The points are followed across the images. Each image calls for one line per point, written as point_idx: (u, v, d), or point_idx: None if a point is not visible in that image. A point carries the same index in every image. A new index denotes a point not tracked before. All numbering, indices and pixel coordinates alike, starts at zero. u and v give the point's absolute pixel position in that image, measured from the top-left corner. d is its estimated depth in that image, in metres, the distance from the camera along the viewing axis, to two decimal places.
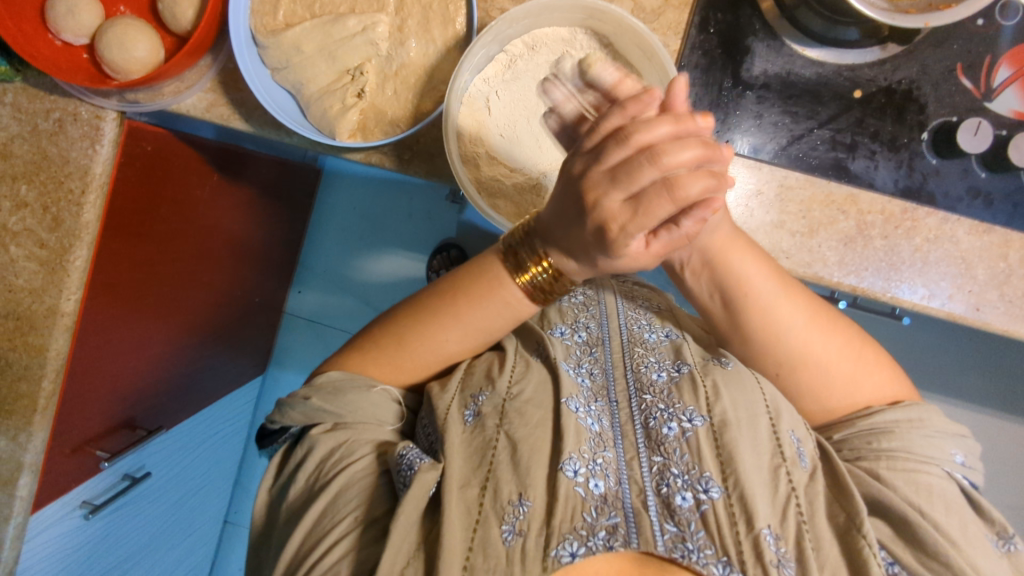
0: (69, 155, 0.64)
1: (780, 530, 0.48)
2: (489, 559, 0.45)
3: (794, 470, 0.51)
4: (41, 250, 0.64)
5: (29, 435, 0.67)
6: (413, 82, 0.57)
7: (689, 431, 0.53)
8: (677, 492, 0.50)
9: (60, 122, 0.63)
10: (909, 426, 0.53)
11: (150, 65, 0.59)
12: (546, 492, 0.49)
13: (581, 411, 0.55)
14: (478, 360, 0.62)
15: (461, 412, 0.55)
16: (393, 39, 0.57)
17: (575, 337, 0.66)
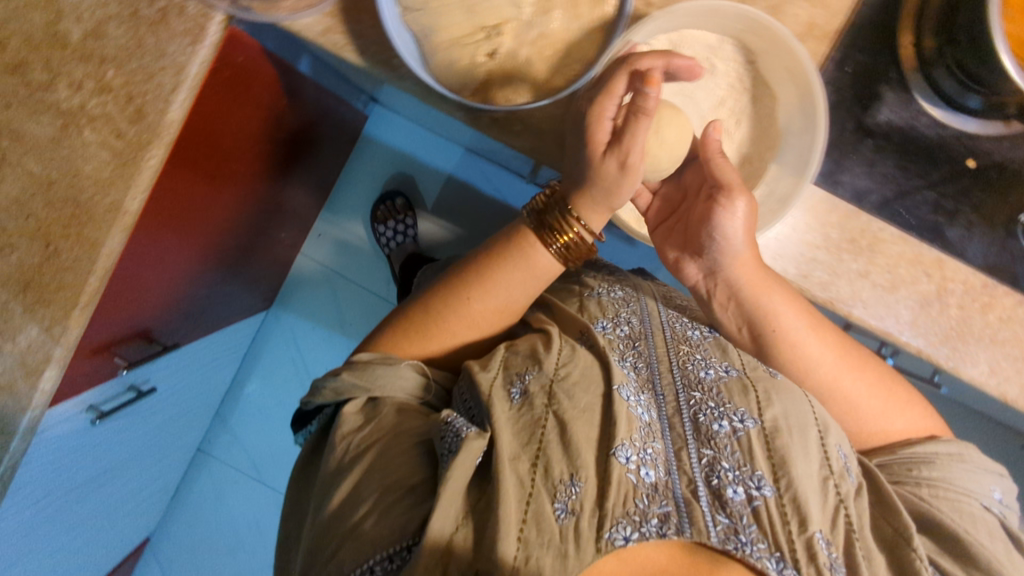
0: (166, 49, 0.60)
1: (830, 534, 0.52)
2: (541, 535, 0.48)
3: (841, 481, 0.55)
4: (117, 141, 0.61)
5: (64, 328, 0.64)
6: (548, 54, 0.55)
7: (740, 430, 0.57)
8: (729, 486, 0.54)
9: (165, 12, 0.59)
10: (950, 459, 0.61)
11: None
12: (598, 469, 0.53)
13: (632, 399, 0.59)
14: (526, 337, 0.66)
15: (506, 390, 0.59)
16: (538, 5, 0.55)
17: (617, 330, 0.70)
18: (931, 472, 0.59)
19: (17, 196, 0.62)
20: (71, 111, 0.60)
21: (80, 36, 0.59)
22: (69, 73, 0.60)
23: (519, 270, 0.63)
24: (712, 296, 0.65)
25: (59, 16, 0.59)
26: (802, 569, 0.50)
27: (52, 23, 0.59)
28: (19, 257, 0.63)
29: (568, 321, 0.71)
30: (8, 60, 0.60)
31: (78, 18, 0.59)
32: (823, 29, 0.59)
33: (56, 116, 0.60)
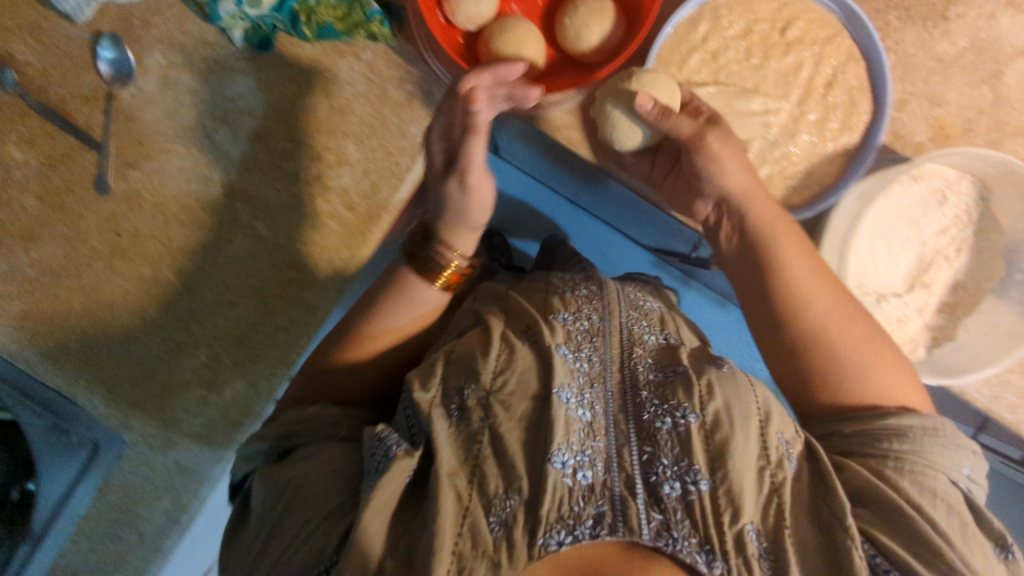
0: (408, 131, 0.62)
1: (761, 524, 0.45)
2: (476, 547, 0.40)
3: (778, 472, 0.46)
4: (348, 213, 0.63)
5: (270, 385, 0.67)
6: (790, 172, 0.57)
7: (682, 426, 0.47)
8: (665, 482, 0.45)
9: (410, 96, 0.61)
10: (925, 433, 0.48)
11: (532, 72, 0.60)
12: (529, 477, 0.43)
13: (573, 402, 0.48)
14: (464, 337, 0.54)
15: (446, 415, 0.47)
16: (786, 127, 0.57)
17: (577, 324, 0.57)
18: (908, 429, 0.49)
19: (242, 256, 0.64)
20: (305, 182, 0.63)
21: (326, 110, 0.62)
22: (311, 144, 0.62)
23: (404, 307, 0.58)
24: (722, 230, 0.56)
25: (307, 89, 0.61)
26: (733, 563, 0.42)
27: (301, 96, 0.61)
28: (235, 315, 0.65)
29: (512, 309, 0.58)
30: (254, 126, 0.62)
31: (326, 93, 0.61)
32: None
33: (292, 184, 0.63)
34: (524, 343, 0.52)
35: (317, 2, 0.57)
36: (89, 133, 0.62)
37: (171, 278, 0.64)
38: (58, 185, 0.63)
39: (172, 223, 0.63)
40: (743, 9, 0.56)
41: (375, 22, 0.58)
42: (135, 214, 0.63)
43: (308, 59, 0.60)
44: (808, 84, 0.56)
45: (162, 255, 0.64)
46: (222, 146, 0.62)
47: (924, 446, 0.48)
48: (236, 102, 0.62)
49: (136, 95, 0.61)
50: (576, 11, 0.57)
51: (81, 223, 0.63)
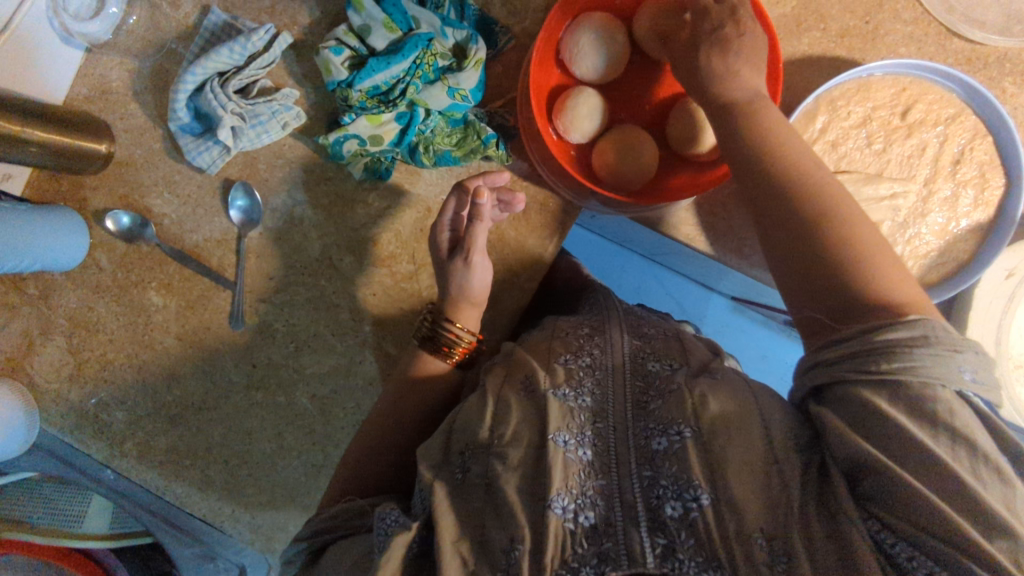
0: (526, 242, 0.63)
1: (774, 527, 0.38)
2: None
3: (789, 468, 0.40)
4: None
5: None
6: (923, 253, 0.56)
7: (676, 443, 0.42)
8: (666, 503, 0.40)
9: (526, 208, 0.63)
10: (922, 345, 0.37)
11: (647, 174, 0.60)
12: (532, 526, 0.41)
13: (571, 444, 0.44)
14: (466, 405, 0.51)
15: (450, 476, 0.47)
16: (915, 208, 0.56)
17: (579, 361, 0.52)
18: (907, 343, 0.38)
19: (373, 377, 0.65)
20: (430, 300, 0.64)
21: None
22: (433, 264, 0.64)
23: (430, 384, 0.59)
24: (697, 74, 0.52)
25: (427, 212, 0.63)
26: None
27: (422, 219, 0.63)
28: None
29: (514, 364, 0.54)
30: (377, 253, 0.64)
31: None
32: None
33: (418, 303, 0.64)
34: (521, 395, 0.49)
35: (433, 132, 0.61)
36: (221, 273, 0.65)
37: (306, 402, 0.66)
38: (196, 325, 0.65)
39: (304, 349, 0.65)
40: (861, 97, 0.56)
41: (491, 145, 0.60)
42: (269, 344, 0.66)
43: (427, 183, 0.63)
44: (935, 163, 0.56)
45: (297, 382, 0.66)
46: (348, 274, 0.64)
47: (917, 357, 0.37)
48: (360, 230, 0.64)
49: (265, 234, 0.64)
50: (689, 113, 0.57)
51: (216, 359, 0.66)
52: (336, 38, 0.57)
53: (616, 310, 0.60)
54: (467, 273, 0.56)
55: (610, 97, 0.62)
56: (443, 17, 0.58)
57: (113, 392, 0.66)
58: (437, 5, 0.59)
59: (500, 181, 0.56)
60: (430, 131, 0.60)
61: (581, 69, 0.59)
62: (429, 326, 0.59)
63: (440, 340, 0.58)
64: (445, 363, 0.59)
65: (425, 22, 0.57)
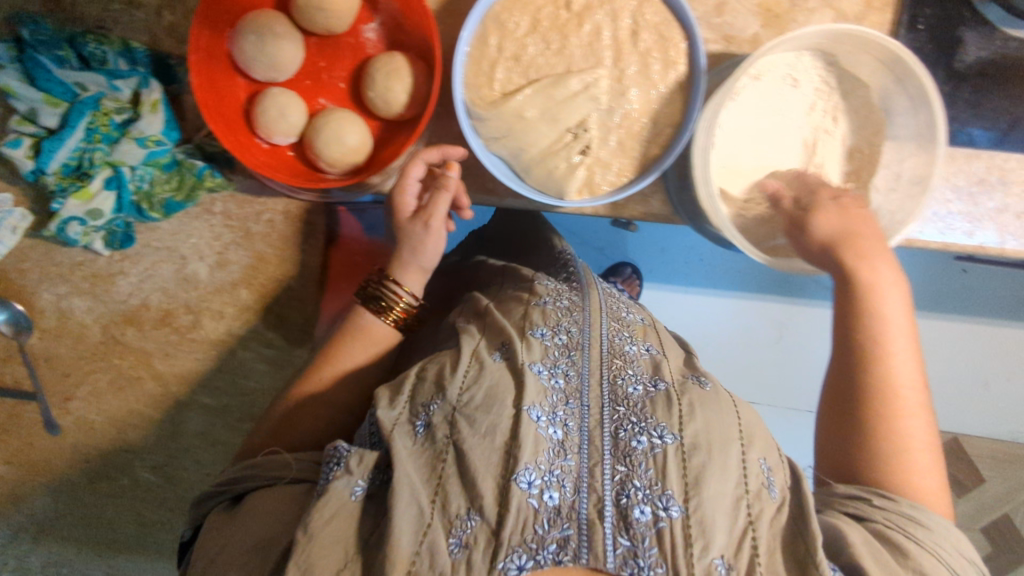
0: (285, 254, 0.63)
1: (734, 558, 0.40)
2: (433, 567, 0.38)
3: (756, 502, 0.42)
4: (269, 350, 0.65)
5: None
6: (637, 130, 0.57)
7: (657, 447, 0.43)
8: (636, 505, 0.40)
9: (273, 222, 0.63)
10: (933, 525, 0.46)
11: (363, 152, 0.59)
12: (495, 495, 0.40)
13: (544, 420, 0.44)
14: (436, 357, 0.49)
15: (409, 424, 0.44)
16: (613, 90, 0.56)
17: (556, 339, 0.50)
18: (917, 518, 0.46)
19: (199, 430, 0.68)
20: (222, 341, 0.65)
21: (207, 271, 0.63)
22: (209, 307, 0.64)
23: (360, 343, 0.55)
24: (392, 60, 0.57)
25: (183, 261, 0.63)
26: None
27: (181, 269, 0.63)
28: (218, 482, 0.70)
29: (489, 321, 0.53)
30: (154, 315, 0.64)
31: (200, 255, 0.63)
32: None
33: (211, 348, 0.65)
34: (497, 359, 0.47)
35: (150, 184, 0.60)
36: (20, 389, 0.65)
37: (149, 475, 0.70)
38: (19, 445, 0.66)
39: (127, 429, 0.67)
40: (522, 5, 0.56)
41: (206, 177, 0.60)
42: (94, 436, 0.66)
43: (170, 234, 0.63)
44: (615, 43, 0.56)
45: (133, 461, 0.69)
46: (137, 345, 0.65)
47: (931, 524, 0.46)
48: (129, 301, 0.64)
49: (43, 337, 0.64)
50: (373, 79, 0.57)
51: (54, 467, 0.67)
52: (13, 129, 0.57)
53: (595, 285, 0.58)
54: (425, 237, 0.56)
55: (305, 87, 0.61)
56: (110, 72, 0.58)
57: None
58: (100, 61, 0.58)
59: (455, 155, 0.57)
60: (145, 183, 0.60)
61: (259, 73, 0.58)
62: (374, 283, 0.57)
63: (382, 298, 0.56)
64: (386, 327, 0.56)
65: (91, 85, 0.57)
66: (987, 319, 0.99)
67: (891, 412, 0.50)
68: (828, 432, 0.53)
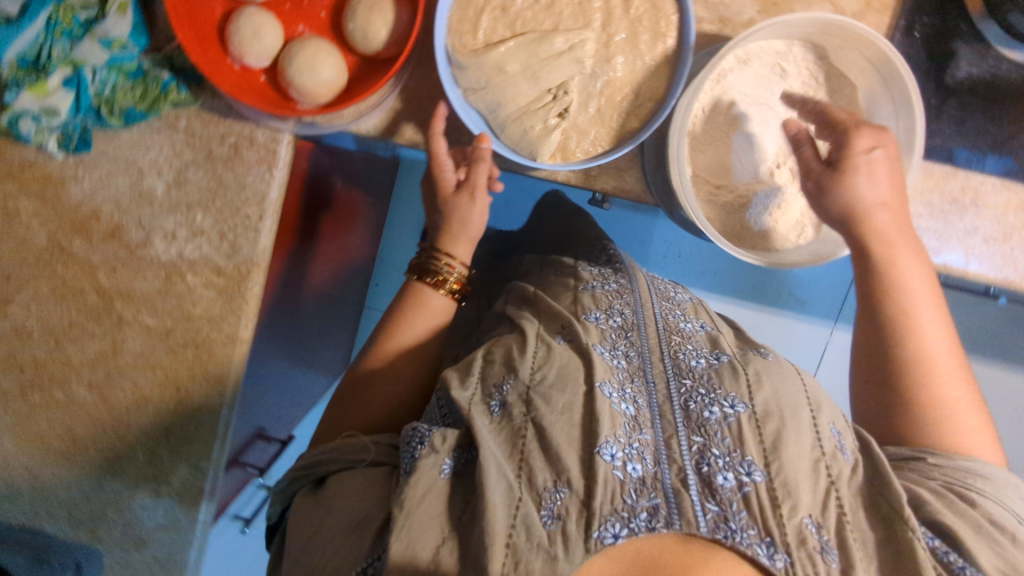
0: (246, 181, 0.61)
1: (820, 517, 0.49)
2: (530, 538, 0.45)
3: (831, 464, 0.52)
4: (218, 278, 0.63)
5: (211, 460, 0.68)
6: (618, 100, 0.55)
7: (730, 416, 0.54)
8: (719, 472, 0.50)
9: (236, 146, 0.61)
10: (995, 479, 0.55)
11: (337, 86, 0.57)
12: (583, 469, 0.49)
13: (615, 396, 0.55)
14: (501, 341, 0.61)
15: (485, 403, 0.54)
16: (599, 55, 0.55)
17: (610, 322, 0.65)
18: (965, 477, 0.54)
19: (140, 351, 0.65)
20: (172, 263, 0.63)
21: (164, 189, 0.62)
22: (162, 226, 0.62)
23: (419, 314, 0.63)
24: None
25: (140, 176, 0.61)
26: (795, 554, 0.47)
27: (137, 183, 0.61)
28: (154, 408, 0.66)
29: (546, 316, 0.65)
30: (104, 228, 0.62)
31: (158, 172, 0.61)
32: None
33: (159, 270, 0.63)
34: (568, 345, 0.60)
35: (112, 90, 0.58)
36: None
37: (84, 393, 0.66)
38: None
39: (65, 342, 0.65)
40: None
41: (171, 90, 0.58)
42: (29, 344, 0.65)
43: (129, 145, 0.61)
44: (607, 7, 0.55)
45: (69, 375, 0.65)
46: (83, 256, 0.63)
47: (968, 469, 0.55)
48: (79, 209, 0.62)
49: None
50: (354, 11, 0.55)
51: None
52: None
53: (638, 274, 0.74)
54: (471, 207, 0.62)
55: (285, 12, 0.59)
56: None
57: None
58: None
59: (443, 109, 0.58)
60: (105, 88, 0.57)
61: None
62: (424, 259, 0.65)
63: (439, 273, 0.63)
64: (441, 297, 0.64)
65: None
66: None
67: (930, 376, 0.57)
68: (863, 399, 0.61)
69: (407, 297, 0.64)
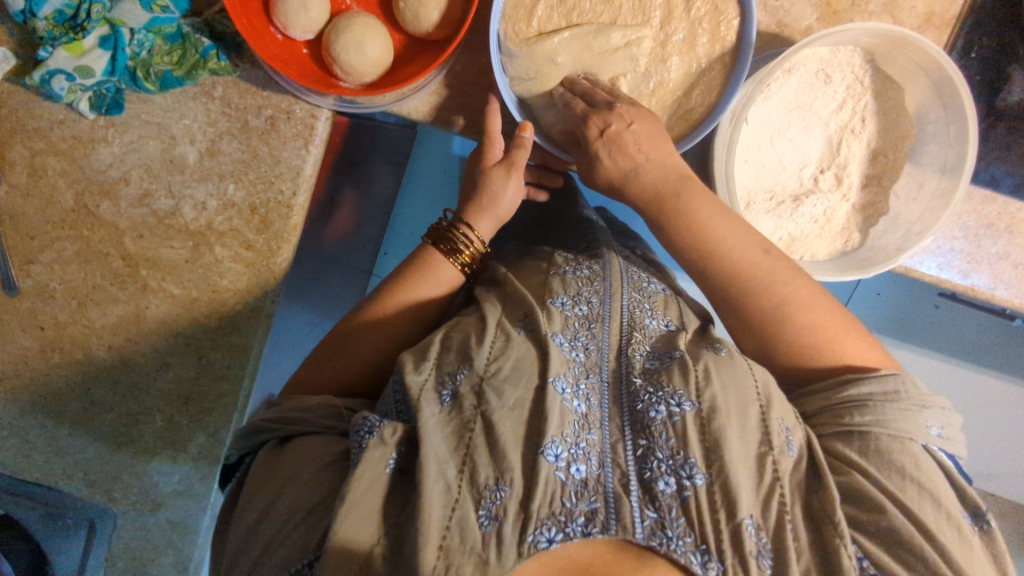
0: (281, 155, 0.60)
1: (762, 519, 0.42)
2: (464, 541, 0.38)
3: (782, 459, 0.44)
4: (247, 252, 0.62)
5: (229, 431, 0.68)
6: (670, 102, 0.54)
7: (677, 415, 0.45)
8: (660, 477, 0.43)
9: (273, 119, 0.59)
10: (885, 400, 0.46)
11: (382, 65, 0.56)
12: (522, 467, 0.41)
13: (568, 392, 0.47)
14: (460, 322, 0.52)
15: (435, 391, 0.46)
16: (653, 55, 0.54)
17: (576, 309, 0.54)
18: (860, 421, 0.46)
19: (163, 319, 0.64)
20: (199, 232, 0.62)
21: (196, 158, 0.60)
22: (192, 195, 0.61)
23: (425, 280, 0.57)
24: None
25: (172, 142, 0.60)
26: (730, 562, 0.40)
27: (168, 149, 0.60)
28: (174, 375, 0.66)
29: (512, 299, 0.55)
30: (133, 193, 0.61)
31: (191, 139, 0.60)
32: (941, 15, 0.57)
33: (187, 239, 0.62)
34: (523, 334, 0.51)
35: (149, 53, 0.56)
36: None
37: (103, 357, 0.65)
38: None
39: (87, 304, 0.64)
40: None
41: (211, 57, 0.56)
42: (50, 304, 0.64)
43: (163, 110, 0.59)
44: (666, 5, 0.54)
45: (89, 338, 0.65)
46: (109, 220, 0.62)
47: (872, 412, 0.46)
48: (109, 172, 0.61)
49: (11, 192, 0.61)
50: None
51: (5, 328, 0.64)
52: None
53: (615, 254, 0.62)
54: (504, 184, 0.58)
55: None
56: None
57: None
58: None
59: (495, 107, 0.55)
60: (145, 51, 0.56)
61: None
62: (446, 227, 0.59)
63: (456, 242, 0.58)
64: (453, 269, 0.58)
65: None
66: (970, 365, 1.00)
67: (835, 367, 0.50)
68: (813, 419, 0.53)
69: (418, 262, 0.58)
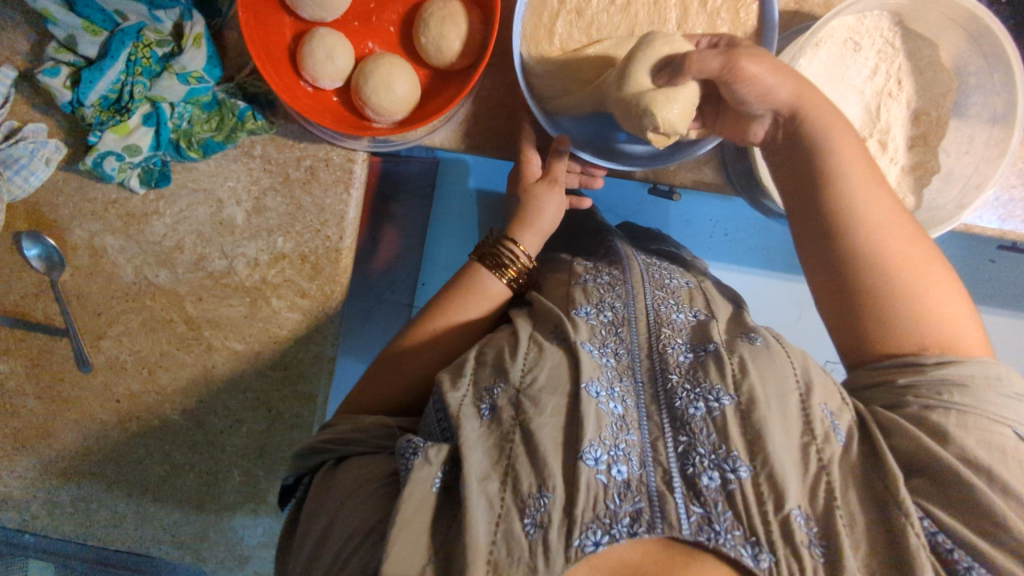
0: (324, 202, 0.62)
1: (810, 506, 0.40)
2: (512, 552, 0.38)
3: (826, 446, 0.42)
4: (303, 299, 0.64)
5: None
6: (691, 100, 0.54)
7: (715, 410, 0.44)
8: (703, 472, 0.41)
9: (312, 169, 0.61)
10: (984, 383, 0.44)
11: (411, 102, 0.57)
12: (563, 474, 0.40)
13: (603, 395, 0.45)
14: (493, 337, 0.51)
15: (474, 405, 0.44)
16: None
17: (601, 316, 0.52)
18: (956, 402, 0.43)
19: (230, 375, 0.66)
20: (254, 287, 0.64)
21: (244, 217, 0.62)
22: (244, 253, 0.63)
23: (473, 296, 0.57)
24: (450, 6, 0.54)
25: (219, 205, 0.62)
26: (780, 553, 0.39)
27: (217, 212, 0.62)
28: (245, 430, 0.68)
29: (539, 310, 0.54)
30: (189, 259, 0.63)
31: (238, 200, 0.62)
32: None
33: (244, 295, 0.64)
34: (554, 342, 0.48)
35: (190, 123, 0.58)
36: (52, 324, 0.64)
37: (178, 419, 0.67)
38: (50, 382, 0.66)
39: (157, 371, 0.66)
40: None
41: (248, 118, 0.58)
42: (123, 375, 0.66)
43: (207, 176, 0.61)
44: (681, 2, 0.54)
45: (162, 404, 0.67)
46: (170, 288, 0.64)
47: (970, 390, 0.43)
48: (164, 242, 0.63)
49: (75, 274, 0.63)
50: (427, 24, 0.54)
51: (84, 404, 0.66)
52: (50, 57, 0.56)
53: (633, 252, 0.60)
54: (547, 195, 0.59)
55: (353, 29, 0.59)
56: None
57: (2, 465, 0.69)
58: None
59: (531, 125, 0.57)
60: (186, 122, 0.58)
61: (308, 12, 0.55)
62: (491, 243, 0.59)
63: (502, 256, 0.58)
64: (501, 285, 0.58)
65: (132, 14, 0.56)
66: None
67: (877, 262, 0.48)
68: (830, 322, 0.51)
69: (462, 280, 0.58)
